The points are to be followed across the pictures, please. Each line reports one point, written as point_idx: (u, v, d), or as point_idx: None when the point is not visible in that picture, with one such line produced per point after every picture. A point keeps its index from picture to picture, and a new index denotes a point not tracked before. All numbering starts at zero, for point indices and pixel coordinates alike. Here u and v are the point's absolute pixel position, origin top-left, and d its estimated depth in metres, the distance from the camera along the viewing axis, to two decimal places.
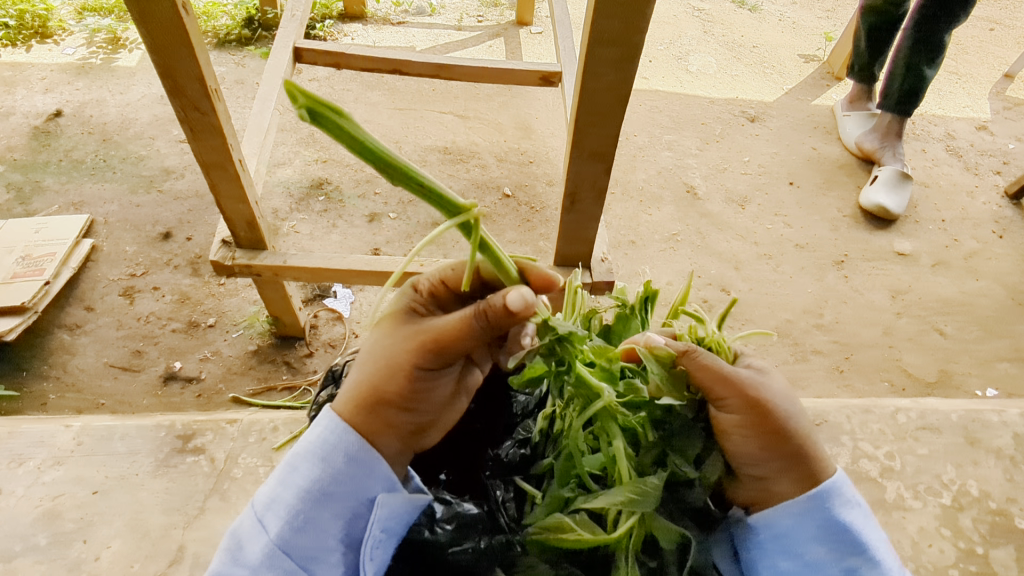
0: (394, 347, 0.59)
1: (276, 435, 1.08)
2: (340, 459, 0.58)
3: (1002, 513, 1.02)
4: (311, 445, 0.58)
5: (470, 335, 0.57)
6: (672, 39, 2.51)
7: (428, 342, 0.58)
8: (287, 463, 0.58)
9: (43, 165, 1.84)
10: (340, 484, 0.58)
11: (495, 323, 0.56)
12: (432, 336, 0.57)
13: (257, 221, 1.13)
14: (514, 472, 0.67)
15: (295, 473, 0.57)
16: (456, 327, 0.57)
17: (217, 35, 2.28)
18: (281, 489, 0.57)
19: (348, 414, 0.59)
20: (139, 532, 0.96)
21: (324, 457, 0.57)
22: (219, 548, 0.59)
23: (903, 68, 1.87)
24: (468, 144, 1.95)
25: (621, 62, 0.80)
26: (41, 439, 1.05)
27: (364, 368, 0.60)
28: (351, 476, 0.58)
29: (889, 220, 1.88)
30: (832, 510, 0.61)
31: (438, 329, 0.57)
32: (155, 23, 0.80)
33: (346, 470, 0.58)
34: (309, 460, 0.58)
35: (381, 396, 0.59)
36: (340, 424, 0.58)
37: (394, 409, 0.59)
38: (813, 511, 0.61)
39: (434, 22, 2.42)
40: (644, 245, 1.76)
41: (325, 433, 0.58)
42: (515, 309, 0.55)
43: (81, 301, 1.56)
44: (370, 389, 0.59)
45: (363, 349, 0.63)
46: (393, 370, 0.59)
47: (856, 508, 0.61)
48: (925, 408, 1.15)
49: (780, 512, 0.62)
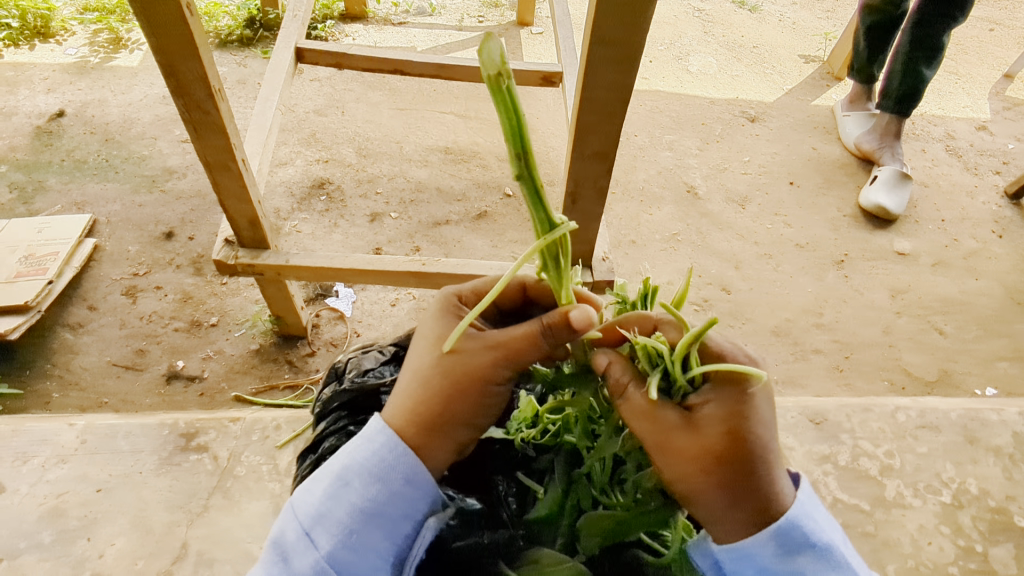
0: (456, 360, 0.56)
1: (278, 433, 1.09)
2: (399, 481, 0.56)
3: (1001, 511, 1.03)
4: (367, 462, 0.56)
5: (536, 351, 0.55)
6: (673, 40, 2.51)
7: (495, 357, 0.55)
8: (339, 476, 0.56)
9: (46, 165, 1.85)
10: (395, 506, 0.56)
11: (563, 338, 0.54)
12: (499, 350, 0.55)
13: (260, 220, 1.13)
14: (515, 467, 0.68)
15: (349, 489, 0.56)
16: (522, 343, 0.55)
17: (219, 35, 2.29)
18: (333, 504, 0.55)
19: (404, 432, 0.57)
20: (143, 530, 0.96)
21: (382, 477, 0.56)
22: (261, 556, 0.57)
23: (902, 68, 1.87)
24: (469, 144, 1.96)
25: (622, 62, 0.81)
26: (44, 438, 1.06)
27: (419, 382, 0.57)
28: (407, 497, 0.56)
29: (889, 220, 1.89)
30: (782, 553, 0.53)
31: (508, 346, 0.55)
32: (159, 24, 0.81)
33: (403, 492, 0.56)
34: (365, 479, 0.56)
35: (448, 420, 0.56)
36: (400, 445, 0.56)
37: (460, 429, 0.57)
38: (753, 558, 0.54)
39: (435, 23, 2.43)
40: (644, 244, 1.77)
41: (383, 451, 0.56)
42: (580, 325, 0.53)
43: (84, 300, 1.56)
44: (435, 413, 0.56)
45: (409, 374, 0.58)
46: (456, 385, 0.56)
47: (807, 554, 0.54)
48: (925, 407, 1.16)
49: (721, 551, 0.56)
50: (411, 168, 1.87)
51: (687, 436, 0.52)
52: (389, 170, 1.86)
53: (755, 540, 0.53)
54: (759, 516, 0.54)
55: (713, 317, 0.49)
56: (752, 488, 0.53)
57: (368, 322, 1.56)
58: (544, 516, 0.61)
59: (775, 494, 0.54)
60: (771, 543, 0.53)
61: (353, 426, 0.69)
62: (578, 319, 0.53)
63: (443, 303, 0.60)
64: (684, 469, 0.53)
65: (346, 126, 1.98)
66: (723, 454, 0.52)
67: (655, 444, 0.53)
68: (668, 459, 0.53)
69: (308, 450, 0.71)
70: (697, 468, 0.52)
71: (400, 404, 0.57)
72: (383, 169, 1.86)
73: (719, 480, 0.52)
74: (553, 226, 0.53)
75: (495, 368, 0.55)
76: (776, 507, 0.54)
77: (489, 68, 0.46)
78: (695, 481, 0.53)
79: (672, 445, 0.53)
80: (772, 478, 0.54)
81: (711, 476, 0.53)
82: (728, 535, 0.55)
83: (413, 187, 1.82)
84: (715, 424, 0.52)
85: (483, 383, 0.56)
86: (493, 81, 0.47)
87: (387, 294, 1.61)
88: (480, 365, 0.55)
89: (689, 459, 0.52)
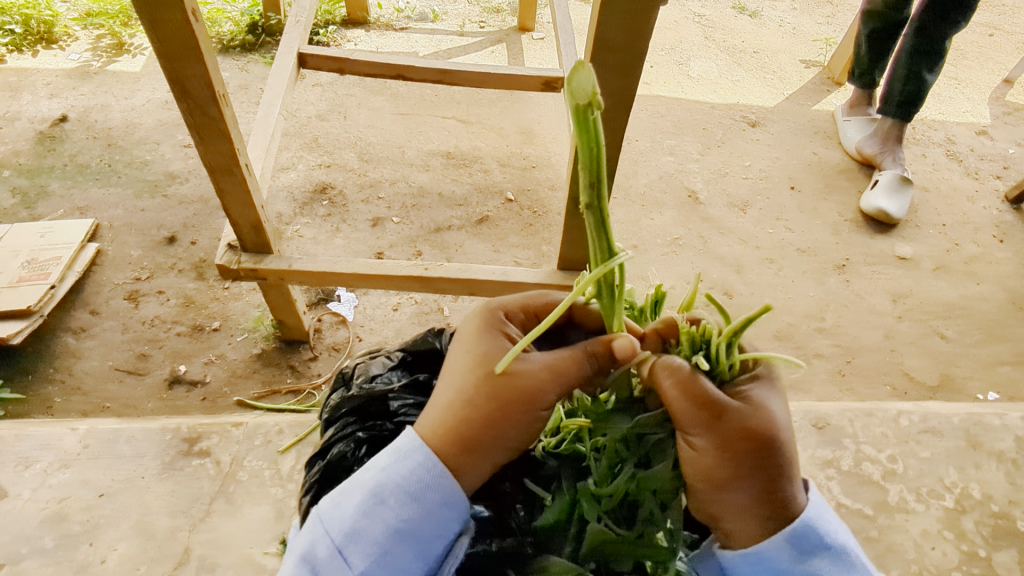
0: (506, 379, 0.55)
1: (281, 437, 1.09)
2: (434, 502, 0.56)
3: (1004, 516, 1.03)
4: (404, 481, 0.56)
5: (582, 379, 0.56)
6: (673, 45, 2.52)
7: (547, 382, 0.55)
8: (374, 493, 0.56)
9: (49, 170, 1.85)
10: (428, 527, 0.57)
11: (608, 366, 0.57)
12: (551, 375, 0.55)
13: (263, 224, 1.13)
14: (523, 472, 0.67)
15: (384, 508, 0.56)
16: (572, 369, 0.56)
17: (222, 41, 2.30)
18: (368, 522, 0.56)
19: (445, 449, 0.56)
20: (146, 535, 0.96)
21: (419, 497, 0.56)
22: (287, 567, 0.57)
23: (903, 75, 1.88)
24: (471, 149, 1.96)
25: (625, 67, 0.81)
26: (47, 442, 1.06)
27: (465, 401, 0.56)
28: (441, 520, 0.57)
29: (889, 224, 1.89)
30: (797, 557, 0.55)
31: (554, 371, 0.55)
32: (165, 29, 0.81)
33: (437, 513, 0.57)
34: (400, 498, 0.56)
35: (487, 443, 0.56)
36: (438, 466, 0.56)
37: (494, 453, 0.57)
38: (770, 562, 0.56)
39: (437, 28, 2.44)
40: (645, 248, 1.77)
41: (420, 470, 0.56)
42: (626, 352, 0.56)
43: (86, 304, 1.56)
44: (476, 433, 0.56)
45: (450, 389, 0.57)
46: (504, 408, 0.55)
47: (824, 556, 0.55)
48: (927, 411, 1.16)
49: (734, 556, 0.57)
50: (413, 173, 1.88)
51: (734, 419, 0.53)
52: (392, 174, 1.86)
53: (771, 543, 0.55)
54: (775, 513, 0.55)
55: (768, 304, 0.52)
56: (773, 483, 0.54)
57: (370, 326, 1.56)
58: (551, 524, 0.61)
59: (790, 495, 0.56)
60: (787, 546, 0.55)
61: (362, 432, 0.69)
62: (627, 347, 0.55)
63: (488, 318, 0.60)
64: (728, 450, 0.53)
65: (348, 130, 1.99)
66: (761, 443, 0.53)
67: (702, 423, 0.53)
68: (716, 441, 0.53)
69: (316, 456, 0.70)
70: (734, 454, 0.53)
71: (442, 423, 0.57)
72: (385, 174, 1.87)
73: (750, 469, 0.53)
74: (611, 256, 0.55)
75: (545, 392, 0.55)
76: (792, 509, 0.56)
77: (579, 96, 0.46)
78: (737, 463, 0.53)
79: (719, 426, 0.53)
80: (793, 478, 0.55)
81: (744, 463, 0.53)
82: (741, 540, 0.57)
83: (415, 192, 1.82)
84: (759, 408, 0.54)
85: (527, 407, 0.55)
86: (577, 111, 0.47)
87: (389, 298, 1.61)
88: (531, 389, 0.55)
89: (735, 439, 0.53)
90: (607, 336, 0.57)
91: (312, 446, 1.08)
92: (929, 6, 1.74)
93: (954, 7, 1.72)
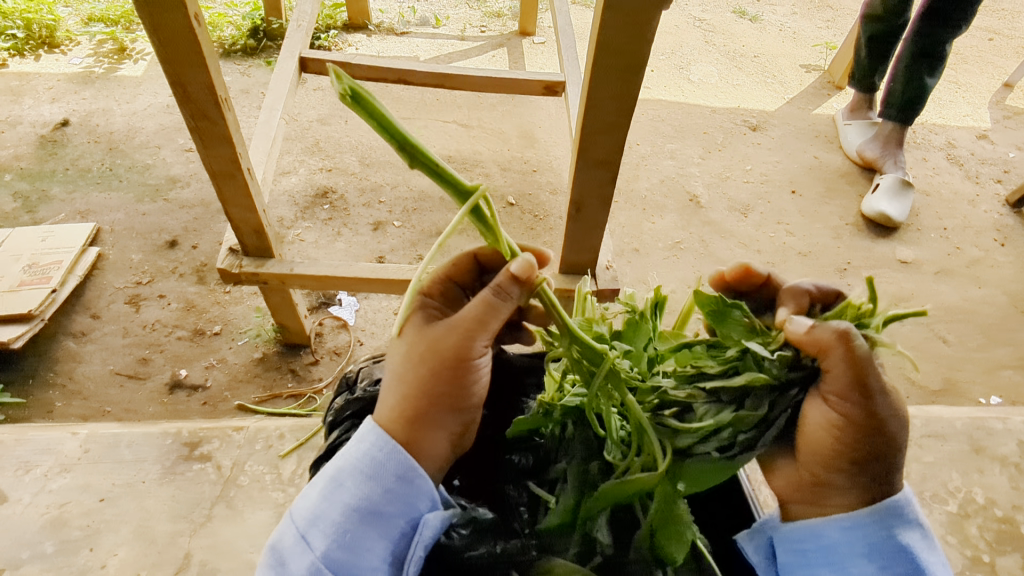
0: (428, 343, 0.58)
1: (282, 442, 1.09)
2: (391, 479, 0.56)
3: (1007, 521, 1.02)
4: (360, 461, 0.56)
5: (496, 317, 0.58)
6: (674, 49, 2.52)
7: (462, 332, 0.57)
8: (332, 478, 0.56)
9: (50, 174, 1.85)
10: (389, 504, 0.56)
11: (519, 297, 0.58)
12: (462, 325, 0.57)
13: (264, 229, 1.13)
14: (527, 477, 0.67)
15: (342, 490, 0.56)
16: (481, 313, 0.57)
17: (223, 45, 2.30)
18: (327, 505, 0.55)
19: (397, 422, 0.58)
20: (146, 539, 0.96)
21: (374, 475, 0.56)
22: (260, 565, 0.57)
23: (904, 79, 1.88)
24: (472, 153, 1.96)
25: (626, 72, 0.81)
26: (47, 447, 1.05)
27: (401, 376, 0.59)
28: (400, 495, 0.56)
29: (890, 228, 1.89)
30: (893, 529, 0.57)
31: (464, 320, 0.57)
32: (166, 33, 0.81)
33: (397, 489, 0.56)
34: (357, 477, 0.56)
35: (429, 406, 0.58)
36: (388, 442, 0.57)
37: (441, 413, 0.59)
38: (868, 532, 0.57)
39: (438, 32, 2.44)
40: (647, 252, 1.77)
41: (374, 450, 0.57)
42: (523, 275, 0.56)
43: (87, 308, 1.56)
44: (418, 401, 0.58)
45: (389, 372, 0.60)
46: (434, 369, 0.58)
47: (918, 533, 0.57)
48: (930, 416, 1.16)
49: (831, 525, 0.58)
50: (414, 177, 1.88)
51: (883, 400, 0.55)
52: (393, 178, 1.87)
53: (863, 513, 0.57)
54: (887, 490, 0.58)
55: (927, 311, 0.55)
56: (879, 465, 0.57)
57: (371, 330, 1.56)
58: (556, 526, 0.60)
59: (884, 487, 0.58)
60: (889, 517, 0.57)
61: None
62: (520, 269, 0.56)
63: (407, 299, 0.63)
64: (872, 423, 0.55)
65: (350, 134, 1.99)
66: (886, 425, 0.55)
67: (862, 393, 0.54)
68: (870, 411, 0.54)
69: (320, 459, 0.70)
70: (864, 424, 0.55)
71: (390, 399, 0.60)
72: (386, 178, 1.87)
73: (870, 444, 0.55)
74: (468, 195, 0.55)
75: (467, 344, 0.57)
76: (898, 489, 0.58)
77: (337, 89, 0.50)
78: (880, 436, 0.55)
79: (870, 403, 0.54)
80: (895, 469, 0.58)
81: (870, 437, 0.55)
82: (824, 511, 0.59)
83: (416, 196, 1.82)
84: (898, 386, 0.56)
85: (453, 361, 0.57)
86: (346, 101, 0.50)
87: (391, 302, 1.61)
88: (449, 346, 0.57)
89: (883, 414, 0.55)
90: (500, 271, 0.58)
91: (313, 450, 1.08)
92: (930, 9, 1.74)
93: (953, 11, 1.72)
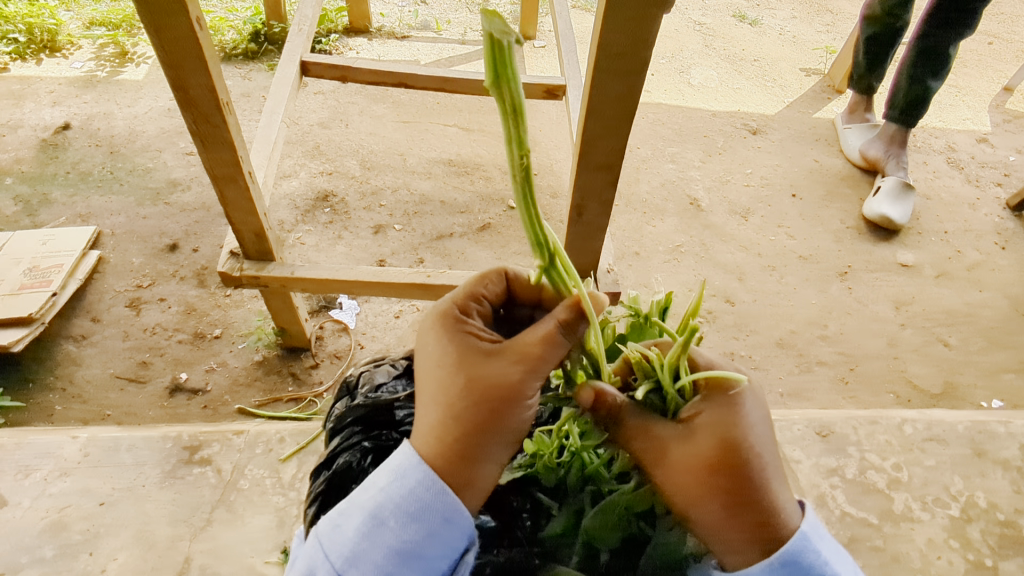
0: (484, 379, 0.54)
1: (282, 446, 1.08)
2: (437, 521, 0.55)
3: (1010, 524, 1.02)
4: (403, 502, 0.55)
5: (554, 354, 0.54)
6: (674, 53, 2.53)
7: (527, 372, 0.54)
8: (373, 515, 0.55)
9: (51, 178, 1.85)
10: (432, 546, 0.55)
11: (578, 332, 0.55)
12: (525, 364, 0.53)
13: (266, 232, 1.13)
14: (530, 484, 0.66)
15: (385, 529, 0.55)
16: (540, 351, 0.53)
17: (224, 49, 2.31)
18: (368, 544, 0.55)
19: (449, 456, 0.55)
20: (146, 544, 0.95)
21: (419, 517, 0.55)
22: None
23: (908, 80, 1.88)
24: (473, 156, 1.97)
25: (628, 75, 0.81)
26: (47, 450, 1.05)
27: (454, 412, 0.54)
28: (443, 538, 0.56)
29: (893, 230, 1.89)
30: None
31: (520, 358, 0.54)
32: (168, 38, 0.81)
33: (440, 533, 0.55)
34: (400, 518, 0.55)
35: (477, 450, 0.55)
36: (437, 484, 0.55)
37: (488, 457, 0.55)
38: None
39: (439, 36, 2.45)
40: (648, 256, 1.77)
41: (420, 490, 0.55)
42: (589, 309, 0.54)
43: (87, 312, 1.56)
44: (465, 443, 0.54)
45: (433, 407, 0.56)
46: (493, 408, 0.53)
47: None
48: (932, 419, 1.16)
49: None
50: (415, 180, 1.88)
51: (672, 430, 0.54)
52: (393, 182, 1.87)
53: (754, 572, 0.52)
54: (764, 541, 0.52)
55: (696, 324, 0.53)
56: (752, 487, 0.51)
57: (371, 334, 1.56)
58: (559, 534, 0.61)
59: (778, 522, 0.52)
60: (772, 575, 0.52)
61: (367, 442, 0.69)
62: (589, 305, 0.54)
63: (445, 321, 0.58)
64: (682, 481, 0.53)
65: (350, 138, 2.00)
66: (726, 450, 0.51)
67: (655, 461, 0.54)
68: (670, 473, 0.53)
69: (321, 465, 0.69)
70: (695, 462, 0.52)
71: (436, 435, 0.55)
72: (386, 181, 1.87)
73: (725, 483, 0.51)
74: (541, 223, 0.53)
75: (524, 385, 0.54)
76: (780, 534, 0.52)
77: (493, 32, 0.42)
78: (695, 494, 0.52)
79: (664, 442, 0.54)
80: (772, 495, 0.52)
81: (712, 473, 0.51)
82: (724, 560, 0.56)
83: (417, 200, 1.82)
84: (708, 431, 0.52)
85: (507, 400, 0.54)
86: (495, 41, 0.42)
87: (391, 305, 1.61)
88: (504, 385, 0.54)
89: (684, 469, 0.52)
90: (566, 303, 0.55)
91: (313, 454, 1.08)
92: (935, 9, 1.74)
93: (957, 11, 1.72)
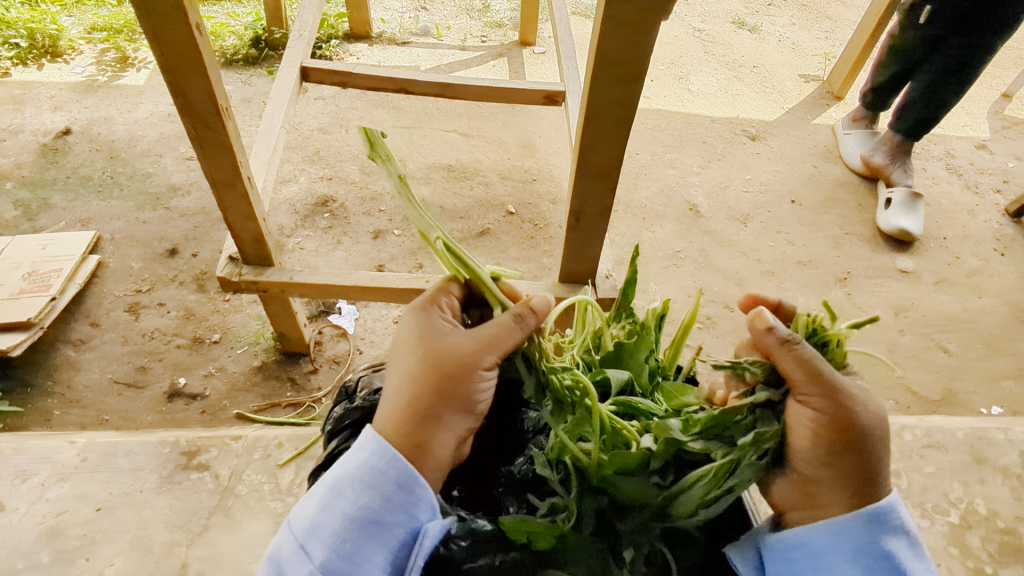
0: (445, 353, 0.59)
1: (280, 451, 1.08)
2: (390, 487, 0.58)
3: (1010, 532, 1.02)
4: (359, 471, 0.58)
5: (509, 341, 0.60)
6: (673, 59, 2.54)
7: (482, 350, 0.59)
8: (332, 488, 0.58)
9: (52, 182, 1.86)
10: (390, 512, 0.58)
11: (533, 327, 0.61)
12: (479, 346, 0.59)
13: (264, 237, 1.13)
14: (527, 489, 0.67)
15: (341, 499, 0.58)
16: (500, 337, 0.59)
17: (225, 54, 2.32)
18: (326, 514, 0.57)
19: (402, 429, 0.59)
20: (143, 549, 0.95)
21: (374, 483, 0.58)
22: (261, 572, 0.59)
23: (926, 91, 1.86)
24: (472, 162, 1.97)
25: (626, 80, 0.81)
26: (44, 455, 1.05)
27: (413, 379, 0.60)
28: (400, 504, 0.58)
29: (907, 243, 1.88)
30: None
31: (474, 335, 0.60)
32: (167, 42, 0.81)
33: (395, 498, 0.58)
34: (356, 486, 0.58)
35: (427, 417, 0.59)
36: (389, 451, 0.58)
37: (438, 426, 0.60)
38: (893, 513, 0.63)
39: (439, 42, 2.45)
40: (647, 262, 1.77)
41: (374, 459, 0.58)
42: (540, 308, 0.61)
43: (87, 317, 1.56)
44: (418, 409, 0.59)
45: (398, 376, 0.61)
46: (448, 379, 0.59)
47: None
48: (931, 425, 1.15)
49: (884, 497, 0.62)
50: (414, 186, 1.88)
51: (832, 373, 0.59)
52: (393, 187, 1.87)
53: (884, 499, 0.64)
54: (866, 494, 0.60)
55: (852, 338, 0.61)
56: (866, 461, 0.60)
57: (370, 339, 1.56)
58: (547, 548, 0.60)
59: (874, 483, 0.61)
60: None
61: None
62: (541, 303, 0.61)
63: (420, 304, 0.64)
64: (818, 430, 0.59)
65: (350, 143, 2.00)
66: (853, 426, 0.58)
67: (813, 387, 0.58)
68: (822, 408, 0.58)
69: (319, 469, 0.70)
70: (826, 423, 0.58)
71: (394, 402, 0.60)
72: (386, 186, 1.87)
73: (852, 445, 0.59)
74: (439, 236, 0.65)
75: (480, 361, 0.59)
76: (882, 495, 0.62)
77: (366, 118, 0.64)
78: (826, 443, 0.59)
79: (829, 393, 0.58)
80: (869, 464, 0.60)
81: (841, 432, 0.58)
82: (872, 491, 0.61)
83: None
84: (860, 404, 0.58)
85: (459, 374, 0.59)
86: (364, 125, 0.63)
87: (390, 310, 1.61)
88: (460, 359, 0.59)
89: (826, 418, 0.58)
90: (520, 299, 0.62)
91: (312, 460, 1.08)
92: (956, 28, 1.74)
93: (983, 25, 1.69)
